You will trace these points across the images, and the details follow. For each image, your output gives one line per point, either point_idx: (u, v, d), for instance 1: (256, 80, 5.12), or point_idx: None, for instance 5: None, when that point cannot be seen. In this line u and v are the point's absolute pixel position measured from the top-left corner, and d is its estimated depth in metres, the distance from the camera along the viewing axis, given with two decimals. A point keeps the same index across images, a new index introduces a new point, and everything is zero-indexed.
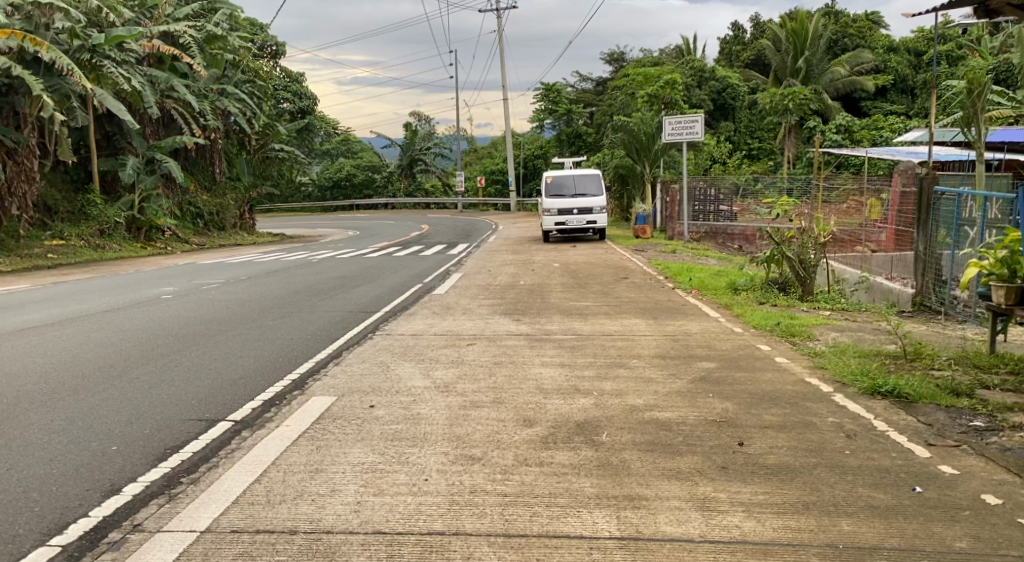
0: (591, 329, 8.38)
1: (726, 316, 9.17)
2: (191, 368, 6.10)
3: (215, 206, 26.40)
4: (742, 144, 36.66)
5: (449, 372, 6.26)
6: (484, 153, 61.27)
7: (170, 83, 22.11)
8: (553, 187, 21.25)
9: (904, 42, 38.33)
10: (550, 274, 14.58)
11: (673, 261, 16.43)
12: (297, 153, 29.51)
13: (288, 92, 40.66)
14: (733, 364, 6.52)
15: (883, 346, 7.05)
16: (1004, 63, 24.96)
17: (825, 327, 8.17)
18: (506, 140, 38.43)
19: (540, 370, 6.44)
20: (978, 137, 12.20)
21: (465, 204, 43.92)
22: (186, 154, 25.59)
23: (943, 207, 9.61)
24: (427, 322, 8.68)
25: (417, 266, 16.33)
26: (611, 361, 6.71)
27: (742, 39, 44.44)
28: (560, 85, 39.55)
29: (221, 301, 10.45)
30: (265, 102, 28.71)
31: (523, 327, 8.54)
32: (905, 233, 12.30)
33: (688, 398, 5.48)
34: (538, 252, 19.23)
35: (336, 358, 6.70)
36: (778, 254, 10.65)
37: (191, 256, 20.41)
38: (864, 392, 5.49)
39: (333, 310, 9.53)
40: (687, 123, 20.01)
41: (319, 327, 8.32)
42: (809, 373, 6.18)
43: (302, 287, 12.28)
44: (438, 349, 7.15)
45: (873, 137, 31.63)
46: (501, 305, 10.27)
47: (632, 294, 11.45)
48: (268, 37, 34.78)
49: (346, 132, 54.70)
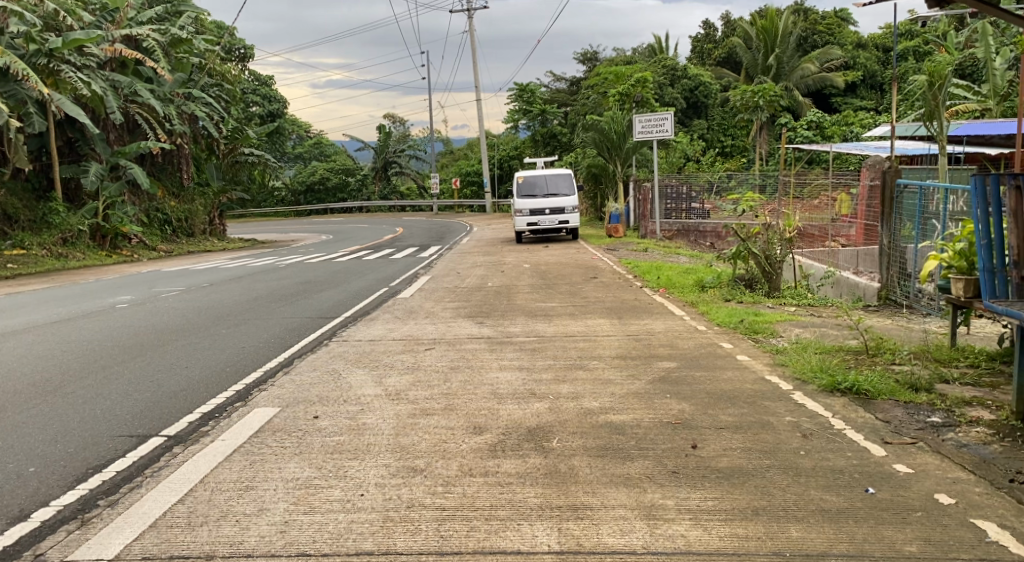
0: (554, 331, 8.23)
1: (692, 314, 9.05)
2: (132, 382, 5.92)
3: (183, 212, 25.89)
4: (716, 141, 36.89)
5: (402, 379, 6.07)
6: (460, 154, 61.04)
7: (133, 88, 21.70)
8: (525, 187, 21.12)
9: (872, 39, 38.73)
10: (520, 275, 14.45)
11: (643, 260, 16.36)
12: (266, 157, 29.14)
13: (256, 95, 40.17)
14: (693, 363, 6.41)
15: (845, 341, 6.98)
16: (969, 57, 25.27)
17: (789, 323, 8.09)
18: (480, 142, 38.33)
19: (497, 373, 6.29)
20: (942, 131, 12.21)
21: (441, 206, 43.66)
22: (152, 160, 25.13)
23: (906, 201, 9.60)
24: (387, 326, 8.51)
25: (384, 269, 16.13)
26: (571, 364, 6.57)
27: (713, 37, 44.63)
28: (534, 85, 39.46)
29: (177, 309, 10.21)
30: (232, 106, 28.31)
31: (486, 329, 8.39)
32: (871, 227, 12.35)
33: (644, 400, 5.35)
34: (510, 253, 19.11)
35: (287, 366, 6.56)
36: (743, 250, 10.56)
37: (156, 263, 20.04)
38: (823, 389, 5.39)
39: (292, 316, 9.34)
40: (658, 121, 19.93)
41: (274, 333, 8.13)
42: (770, 371, 6.09)
43: (264, 293, 12.03)
44: (394, 355, 6.97)
45: (843, 133, 31.85)
46: (465, 308, 10.09)
47: (600, 294, 11.33)
48: (233, 40, 34.36)
49: (319, 136, 54.22)
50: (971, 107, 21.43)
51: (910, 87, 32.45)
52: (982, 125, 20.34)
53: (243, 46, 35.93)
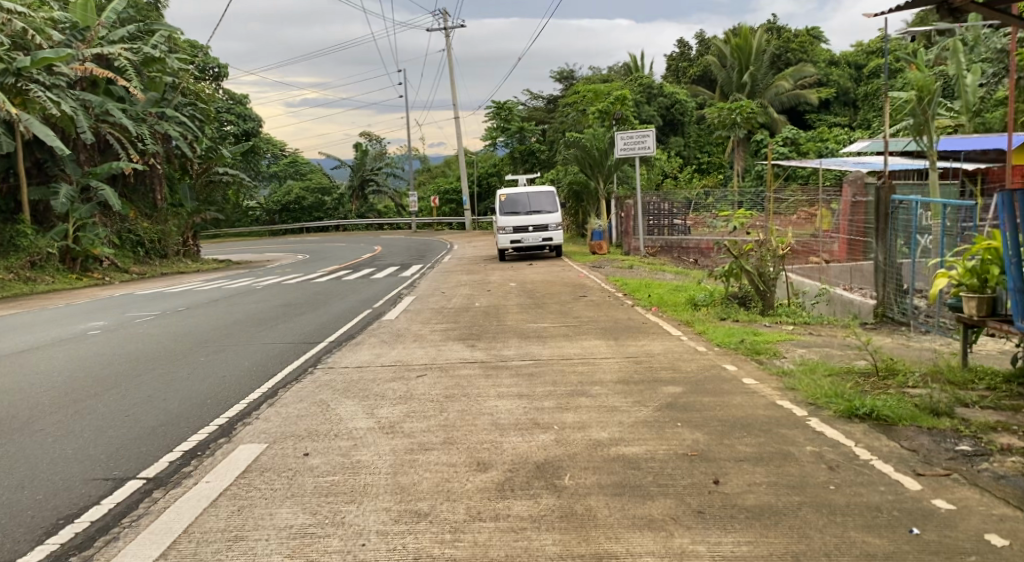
0: (549, 353, 7.95)
1: (688, 334, 8.81)
2: (106, 417, 5.56)
3: (156, 233, 25.20)
4: (692, 158, 37.09)
5: (396, 410, 5.74)
6: (438, 172, 60.81)
7: (105, 107, 21.23)
8: (507, 205, 20.89)
9: (845, 57, 39.11)
10: (506, 294, 14.18)
11: (630, 277, 16.17)
12: (242, 176, 28.72)
13: (231, 114, 39.70)
14: (700, 388, 6.14)
15: (852, 362, 6.76)
16: (941, 74, 25.58)
17: (790, 343, 7.87)
18: (459, 159, 38.12)
19: (495, 401, 5.99)
20: (931, 147, 12.18)
21: (419, 224, 43.37)
22: (124, 181, 24.59)
23: (902, 215, 9.44)
24: (374, 351, 8.18)
25: (366, 290, 15.76)
26: (572, 390, 6.27)
27: (688, 55, 44.93)
28: (511, 103, 39.32)
29: (151, 335, 9.79)
30: (207, 125, 27.84)
31: (478, 353, 8.06)
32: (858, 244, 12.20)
33: (654, 429, 5.08)
34: (493, 271, 18.84)
35: (271, 397, 6.22)
36: (735, 268, 10.41)
37: (129, 286, 19.50)
38: (840, 415, 5.16)
39: (274, 342, 8.97)
40: (639, 138, 19.83)
41: (255, 360, 7.77)
42: (780, 395, 5.83)
43: (243, 317, 11.64)
44: (385, 384, 6.62)
45: (819, 149, 32.14)
46: (454, 330, 9.79)
47: (591, 313, 11.07)
48: (206, 59, 33.91)
49: (294, 155, 53.68)
50: (948, 122, 21.61)
51: (884, 104, 32.81)
52: (965, 139, 20.56)
53: (217, 65, 35.50)
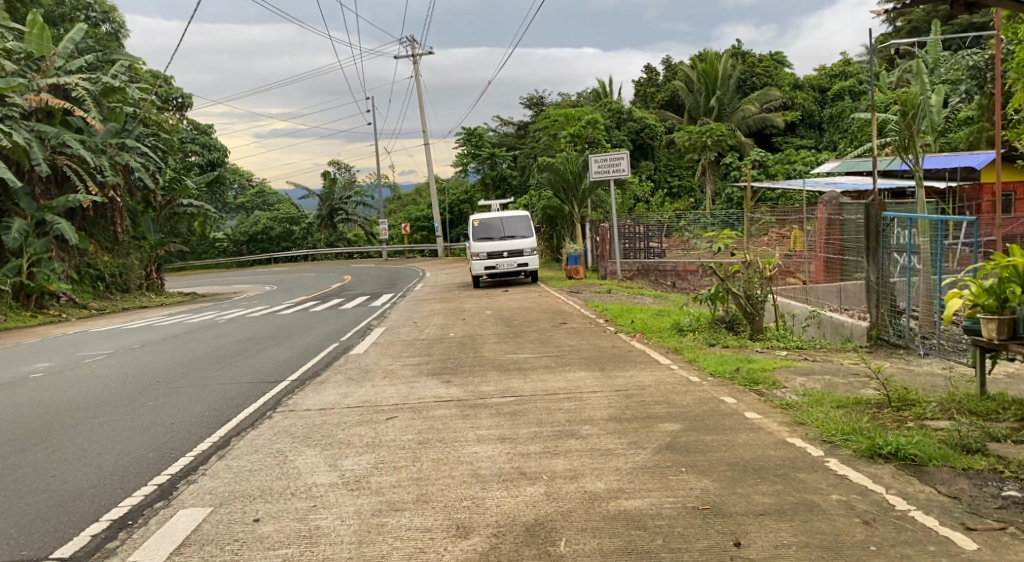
0: (531, 388, 7.34)
1: (679, 362, 8.28)
2: (29, 479, 4.90)
3: (116, 266, 24.19)
4: (663, 182, 36.90)
5: (363, 460, 5.09)
6: (408, 201, 60.30)
7: (62, 138, 20.42)
8: (480, 230, 20.32)
9: (808, 80, 39.48)
10: (482, 322, 13.57)
11: (609, 301, 15.70)
12: (208, 208, 27.89)
13: (195, 144, 38.86)
14: (700, 425, 5.57)
15: (860, 392, 6.23)
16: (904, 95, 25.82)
17: (789, 371, 7.34)
18: (429, 187, 37.59)
19: (475, 446, 5.37)
20: (919, 164, 11.92)
21: (390, 252, 42.69)
22: (83, 214, 23.50)
23: (895, 232, 9.02)
24: (340, 390, 7.52)
25: (334, 322, 15.04)
26: (559, 430, 5.68)
27: (656, 81, 45.03)
28: (482, 130, 38.91)
29: (98, 377, 9.04)
30: (170, 155, 27.01)
31: (454, 390, 7.40)
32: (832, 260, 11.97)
33: (655, 476, 4.50)
34: (467, 299, 18.26)
35: (223, 447, 5.55)
36: (722, 290, 9.94)
37: (85, 323, 18.54)
38: (861, 454, 4.62)
39: (231, 382, 8.25)
40: (613, 160, 19.42)
41: (208, 404, 7.08)
42: (790, 432, 5.27)
43: (200, 354, 10.88)
44: (352, 428, 5.96)
45: (787, 171, 32.24)
46: (428, 364, 9.13)
47: (573, 342, 10.50)
48: (169, 90, 33.28)
49: (261, 185, 52.73)
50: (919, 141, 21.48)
51: (849, 125, 33.05)
52: (949, 157, 20.55)
53: (180, 95, 34.76)
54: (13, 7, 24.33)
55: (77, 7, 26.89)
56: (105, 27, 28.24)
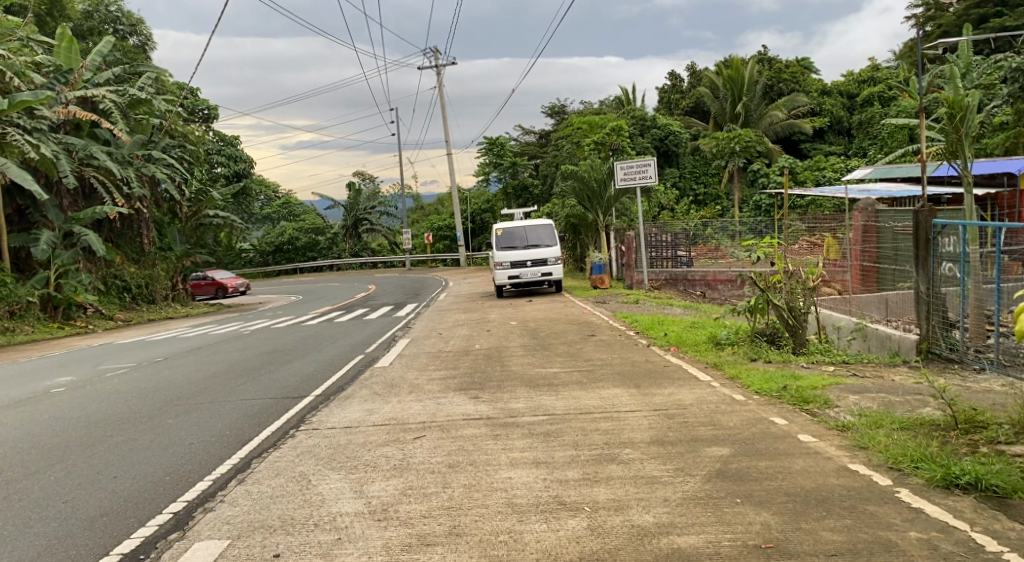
0: (565, 405, 6.99)
1: (719, 379, 7.86)
2: (39, 507, 4.65)
3: (143, 277, 24.20)
4: (688, 190, 36.30)
5: (390, 485, 4.78)
6: (431, 211, 60.30)
7: (88, 151, 20.45)
8: (504, 239, 19.98)
9: (836, 85, 38.70)
10: (508, 334, 13.24)
11: (639, 312, 15.28)
12: (233, 219, 27.89)
13: (221, 155, 39.04)
14: (750, 449, 5.20)
15: (920, 412, 5.81)
16: (936, 98, 25.26)
17: (839, 388, 6.90)
18: (452, 196, 37.39)
19: (509, 471, 5.01)
20: (966, 166, 11.42)
21: (414, 261, 42.56)
22: (110, 225, 23.70)
23: (948, 240, 8.51)
24: (365, 407, 7.21)
25: (359, 333, 14.76)
26: (597, 454, 5.32)
27: (680, 88, 44.50)
28: (504, 139, 38.76)
29: (117, 393, 8.80)
30: (196, 166, 27.02)
31: (483, 407, 7.06)
32: (870, 270, 11.52)
33: (707, 508, 4.15)
34: (492, 309, 17.95)
35: (242, 470, 5.26)
36: (762, 301, 9.52)
37: (111, 334, 18.47)
38: (935, 484, 4.24)
39: (253, 397, 7.98)
40: (639, 168, 18.98)
41: (229, 422, 6.80)
42: (850, 457, 4.89)
43: (223, 368, 10.61)
44: (379, 449, 5.65)
45: (816, 178, 31.64)
46: (455, 378, 8.79)
47: (604, 355, 10.11)
48: (195, 102, 33.55)
49: (286, 196, 52.91)
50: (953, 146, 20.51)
51: (879, 131, 32.42)
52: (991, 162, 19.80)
53: (207, 107, 34.98)
54: (43, 21, 24.55)
55: (105, 20, 27.13)
56: (132, 40, 28.35)
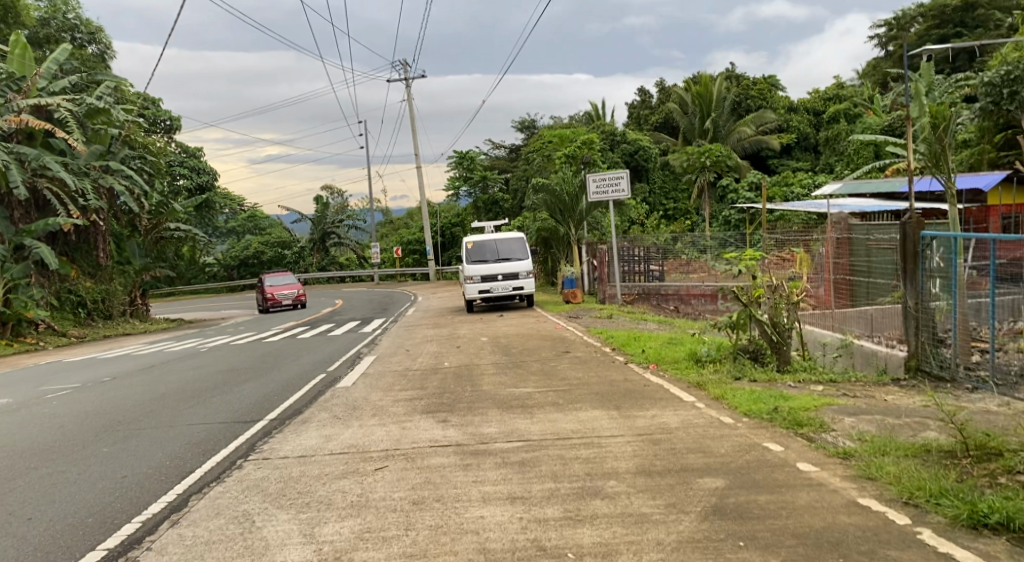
0: (542, 429, 6.45)
1: (703, 400, 7.38)
2: None
3: (99, 292, 23.23)
4: (658, 205, 35.98)
5: (345, 528, 4.20)
6: (400, 224, 59.67)
7: (42, 161, 19.41)
8: (474, 253, 19.40)
9: (803, 103, 38.93)
10: (479, 351, 12.68)
11: (613, 328, 14.82)
12: (196, 232, 26.89)
13: (184, 167, 38.11)
14: (748, 481, 4.70)
15: (924, 437, 5.37)
16: (901, 115, 25.42)
17: (832, 410, 6.44)
18: (422, 209, 36.60)
19: (481, 508, 4.46)
20: (948, 176, 11.26)
21: (382, 276, 41.77)
22: (65, 239, 22.55)
23: (937, 254, 8.10)
24: (323, 433, 6.59)
25: (322, 350, 14.07)
26: (579, 487, 4.79)
27: (649, 104, 44.61)
28: (473, 152, 38.39)
29: (53, 418, 8.05)
30: (158, 178, 26.00)
31: (452, 432, 6.48)
32: (841, 284, 11.21)
33: (709, 554, 3.68)
34: (461, 324, 17.39)
35: (177, 510, 4.62)
36: (745, 317, 9.05)
37: (62, 352, 17.53)
38: (962, 524, 3.86)
39: (201, 423, 7.31)
40: (612, 181, 18.56)
41: (172, 452, 6.14)
42: (858, 490, 4.42)
43: (172, 389, 9.86)
44: (334, 483, 5.05)
45: (784, 193, 31.57)
46: (422, 400, 8.19)
47: (581, 374, 9.57)
48: (156, 112, 32.70)
49: (252, 210, 51.73)
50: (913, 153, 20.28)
51: (845, 147, 32.63)
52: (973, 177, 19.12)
53: (169, 118, 33.99)
54: None
55: (63, 27, 26.12)
56: (91, 49, 27.36)
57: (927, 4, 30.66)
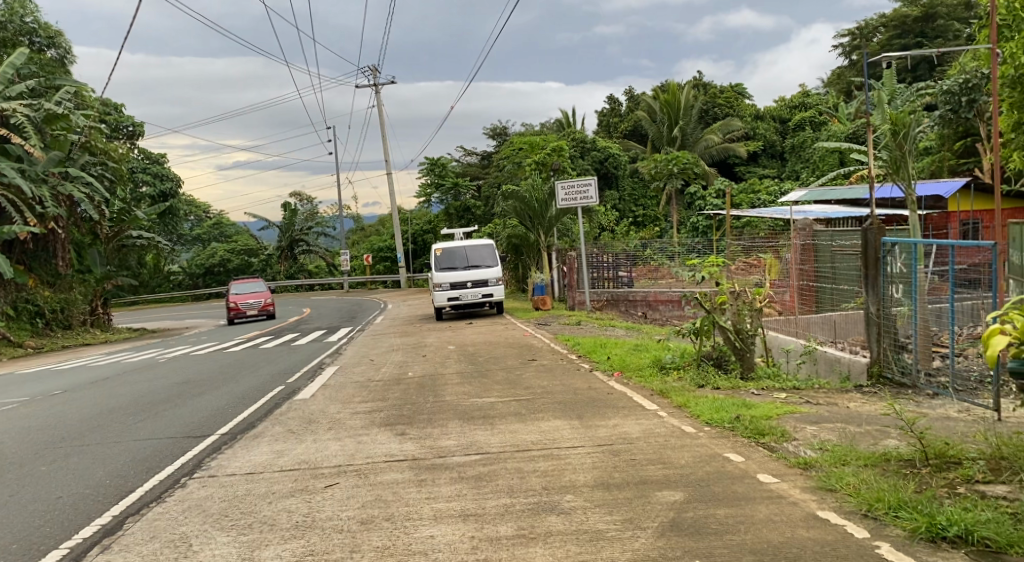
0: (502, 441, 6.29)
1: (667, 408, 7.28)
2: None
3: (58, 302, 22.58)
4: (628, 212, 36.07)
5: (286, 551, 4.01)
6: (370, 231, 59.23)
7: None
8: (443, 259, 19.21)
9: (769, 111, 39.36)
10: (445, 359, 12.49)
11: (581, 335, 14.72)
12: (160, 240, 26.26)
13: (147, 174, 37.43)
14: (707, 493, 4.59)
15: (884, 445, 5.30)
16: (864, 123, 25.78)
17: (794, 418, 6.37)
18: (392, 217, 36.23)
19: (431, 527, 4.29)
20: (909, 182, 11.37)
21: (351, 283, 41.34)
22: (22, 247, 22.05)
23: (897, 260, 8.12)
24: (274, 448, 6.36)
25: (283, 360, 13.76)
26: (533, 502, 4.64)
27: (618, 111, 44.81)
28: (445, 159, 38.32)
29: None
30: (120, 185, 25.30)
31: (408, 445, 6.29)
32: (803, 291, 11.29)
33: None
34: (429, 333, 17.19)
35: (110, 534, 4.40)
36: (708, 323, 8.99)
37: (16, 364, 16.98)
38: (921, 536, 3.78)
39: (148, 438, 7.05)
40: (581, 188, 18.49)
41: (113, 470, 5.88)
42: (817, 502, 4.32)
43: (124, 402, 9.53)
44: (280, 502, 4.85)
45: (751, 200, 31.80)
46: (381, 411, 7.98)
47: (545, 382, 9.43)
48: (118, 118, 32.08)
49: (218, 217, 50.93)
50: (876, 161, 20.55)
51: (810, 155, 33.10)
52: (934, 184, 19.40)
53: (132, 123, 33.33)
54: None
55: (21, 31, 25.53)
56: (51, 53, 26.79)
57: (888, 14, 31.20)
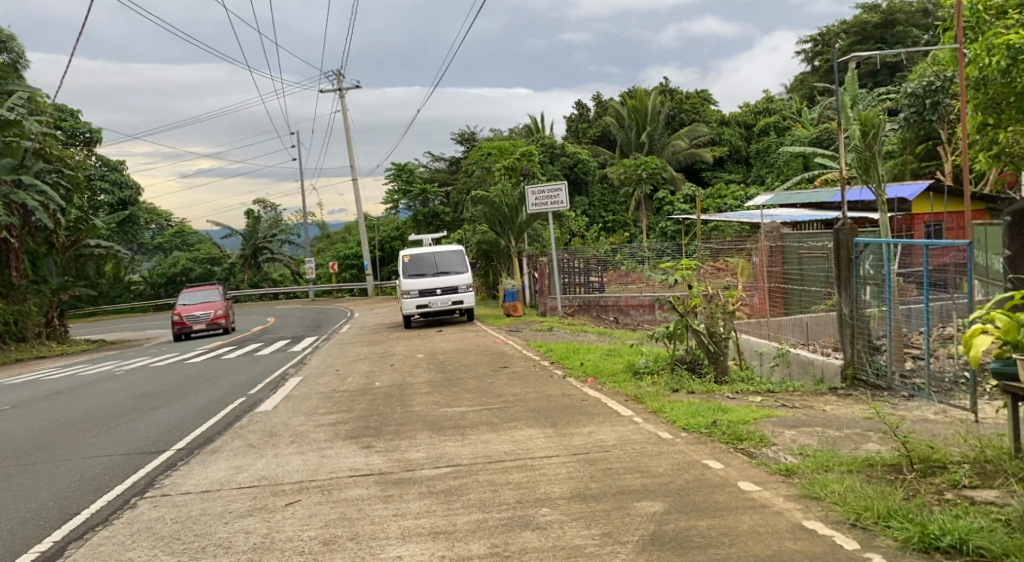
0: (473, 452, 6.04)
1: (642, 414, 7.09)
2: None
3: (12, 314, 21.77)
4: (597, 217, 35.98)
5: None
6: (337, 239, 58.46)
7: None
8: (412, 266, 18.90)
9: (734, 116, 39.66)
10: (413, 368, 12.18)
11: (552, 341, 14.51)
12: (119, 248, 25.44)
13: (106, 181, 36.50)
14: (688, 503, 4.39)
15: (866, 450, 5.15)
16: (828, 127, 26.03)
17: (773, 422, 6.21)
18: (359, 223, 35.72)
19: (399, 546, 4.04)
20: (877, 182, 11.42)
21: (318, 292, 40.70)
22: None
23: (869, 261, 8.02)
24: (232, 464, 6.04)
25: (246, 370, 13.34)
26: (507, 517, 4.40)
27: (586, 117, 44.84)
28: (412, 164, 38.10)
29: None
30: (78, 193, 24.49)
31: (375, 459, 6.01)
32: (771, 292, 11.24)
33: None
34: (397, 341, 16.85)
35: None
36: (681, 327, 8.83)
37: None
38: (912, 547, 3.62)
39: (99, 455, 6.68)
40: (551, 192, 18.30)
41: (59, 490, 5.53)
42: (803, 511, 4.15)
43: (75, 417, 9.09)
44: (237, 522, 4.55)
45: (718, 205, 31.91)
46: (347, 423, 7.67)
47: (517, 390, 9.20)
48: (75, 124, 31.22)
49: (181, 226, 49.86)
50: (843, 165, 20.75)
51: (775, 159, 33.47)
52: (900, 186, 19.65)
53: (89, 129, 32.46)
54: None
55: None
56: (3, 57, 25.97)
57: (849, 21, 31.64)
